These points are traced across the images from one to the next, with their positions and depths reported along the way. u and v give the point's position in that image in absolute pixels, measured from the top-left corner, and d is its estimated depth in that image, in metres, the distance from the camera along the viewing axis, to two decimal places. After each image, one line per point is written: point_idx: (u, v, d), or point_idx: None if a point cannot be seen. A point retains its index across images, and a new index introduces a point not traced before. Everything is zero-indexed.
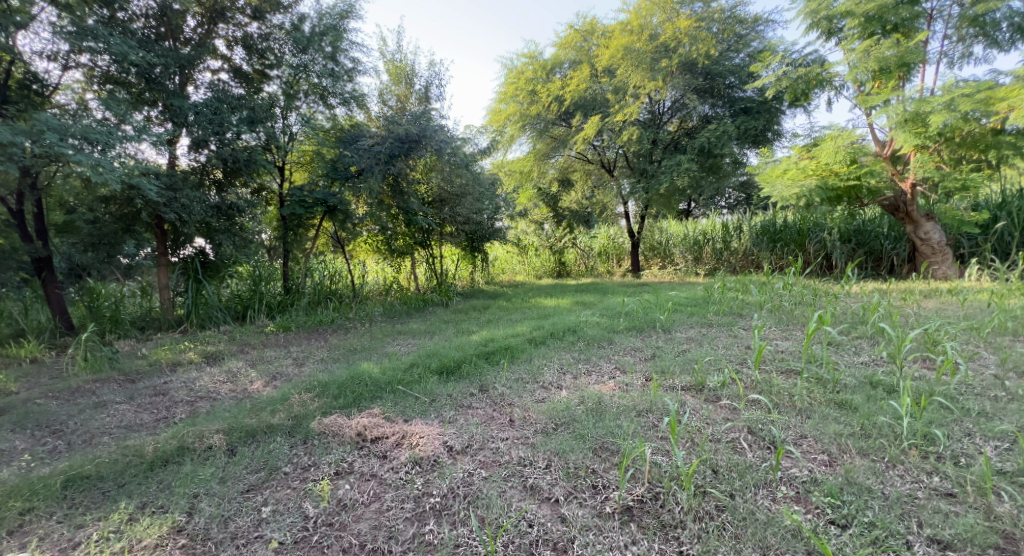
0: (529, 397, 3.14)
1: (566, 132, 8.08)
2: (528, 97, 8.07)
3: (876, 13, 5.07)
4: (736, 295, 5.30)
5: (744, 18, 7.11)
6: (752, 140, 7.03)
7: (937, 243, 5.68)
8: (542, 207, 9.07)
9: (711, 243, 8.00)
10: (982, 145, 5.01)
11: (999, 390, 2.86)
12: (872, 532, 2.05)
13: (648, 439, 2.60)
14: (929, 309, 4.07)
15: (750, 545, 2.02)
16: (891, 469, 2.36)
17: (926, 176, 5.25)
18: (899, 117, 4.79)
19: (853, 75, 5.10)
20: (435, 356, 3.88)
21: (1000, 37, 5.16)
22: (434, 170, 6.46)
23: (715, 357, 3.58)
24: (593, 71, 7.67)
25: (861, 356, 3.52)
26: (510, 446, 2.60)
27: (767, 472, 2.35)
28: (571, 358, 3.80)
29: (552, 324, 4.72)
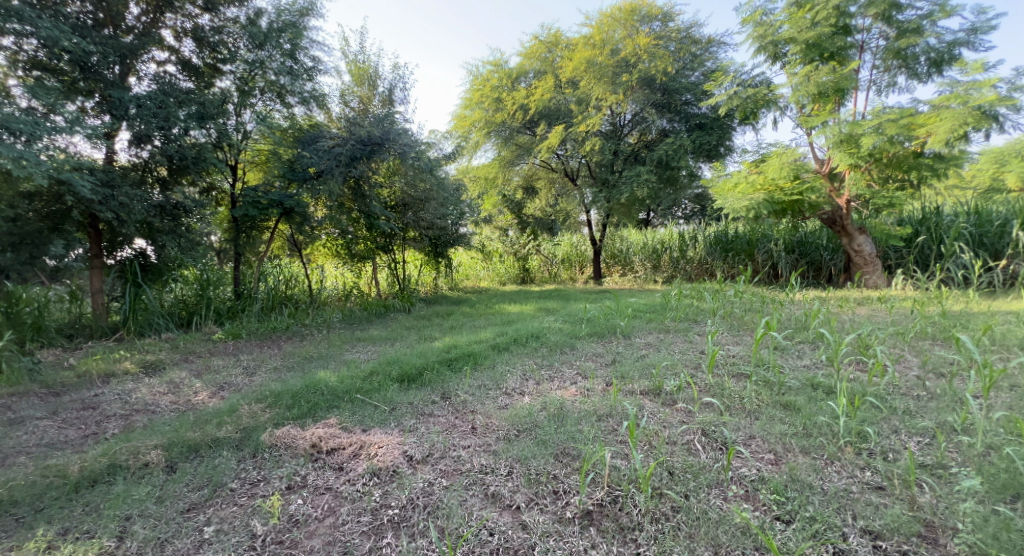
0: (491, 404, 3.22)
1: (531, 140, 8.20)
2: (493, 105, 8.17)
3: (814, 41, 5.41)
4: (692, 302, 5.57)
5: (698, 39, 7.45)
6: (707, 154, 7.36)
7: (868, 255, 6.12)
8: (507, 214, 9.39)
9: (668, 251, 8.29)
10: (906, 166, 5.44)
11: (920, 389, 3.12)
12: (813, 526, 2.21)
13: (609, 443, 2.72)
14: (862, 316, 4.37)
15: (703, 544, 2.15)
16: (829, 466, 2.55)
17: (859, 193, 5.66)
18: (836, 137, 5.15)
19: (796, 97, 5.45)
20: (395, 364, 3.92)
21: (920, 69, 5.61)
22: (398, 174, 6.48)
23: (671, 362, 3.75)
24: (557, 82, 7.87)
25: (803, 359, 3.77)
26: (471, 454, 2.68)
27: (719, 472, 2.51)
28: (534, 364, 3.91)
29: (515, 330, 4.82)
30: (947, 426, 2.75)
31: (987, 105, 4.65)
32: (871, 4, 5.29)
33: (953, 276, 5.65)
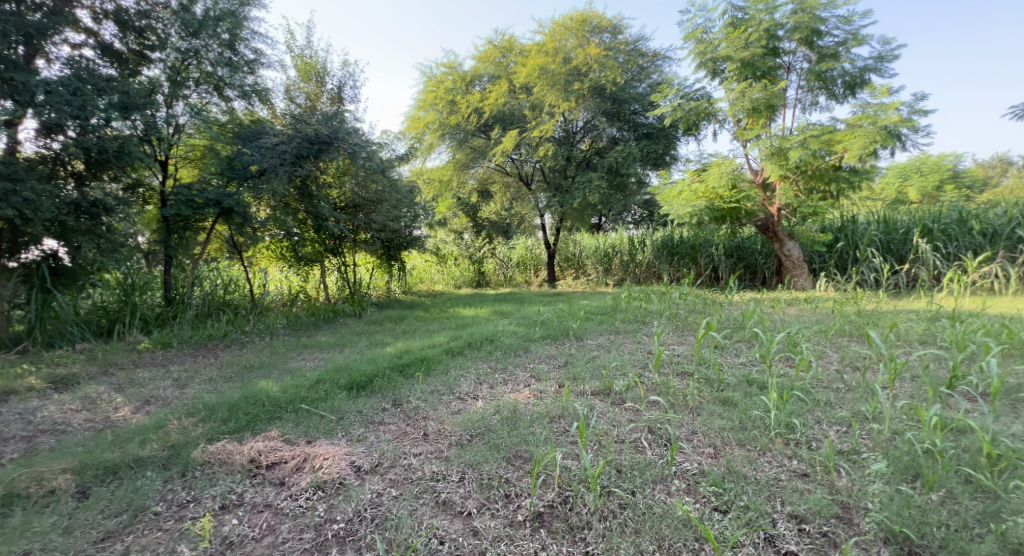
0: (444, 409, 3.28)
1: (485, 144, 8.31)
2: (447, 108, 8.14)
3: (749, 60, 5.79)
4: (640, 304, 5.82)
5: (645, 52, 7.75)
6: (654, 162, 7.66)
7: (796, 259, 6.59)
8: (462, 217, 9.65)
9: (618, 255, 8.60)
10: (827, 178, 5.90)
11: (840, 382, 3.42)
12: (746, 514, 2.32)
13: (559, 444, 2.83)
14: (791, 316, 4.72)
15: (648, 538, 2.24)
16: (762, 456, 2.70)
17: (789, 202, 6.10)
18: (767, 150, 5.55)
19: (732, 112, 5.81)
20: (343, 371, 3.91)
21: (838, 91, 6.10)
22: (348, 175, 6.43)
23: (621, 362, 3.94)
24: (512, 87, 7.98)
25: (740, 357, 4.03)
26: (423, 461, 2.72)
27: (664, 467, 2.65)
28: (488, 367, 3.99)
29: (469, 334, 4.89)
30: (860, 415, 3.00)
31: (894, 126, 5.13)
32: (796, 28, 5.73)
33: (867, 278, 6.20)
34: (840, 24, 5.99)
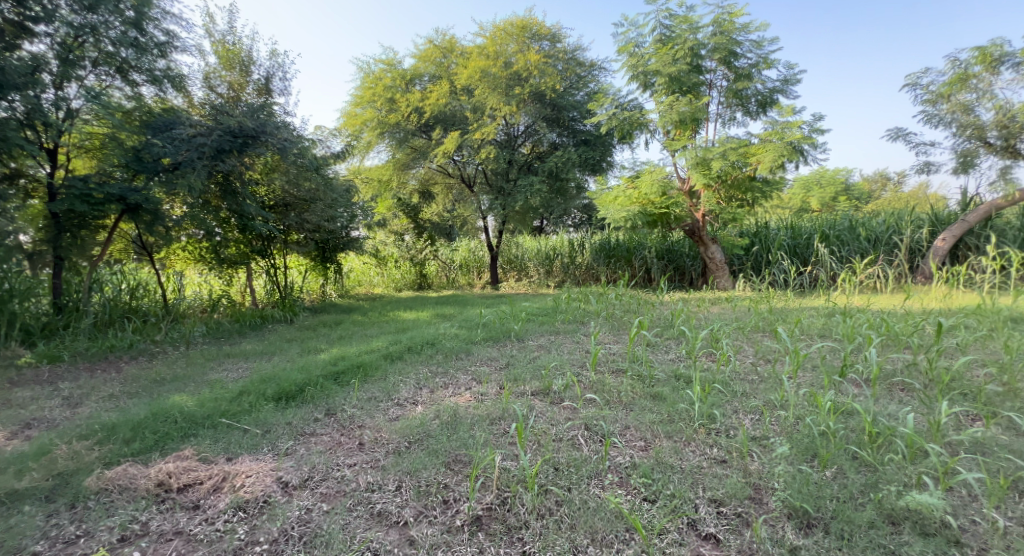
0: (382, 416, 3.29)
1: (426, 144, 8.24)
2: (387, 105, 8.04)
3: (675, 75, 6.19)
4: (579, 305, 6.01)
5: (582, 62, 8.04)
6: (592, 168, 7.99)
7: (718, 261, 7.07)
8: (402, 218, 8.90)
9: (559, 258, 8.83)
10: (744, 188, 6.44)
11: (754, 374, 3.73)
12: (672, 501, 2.47)
13: (499, 446, 2.91)
14: (714, 314, 5.08)
15: (582, 533, 2.34)
16: (687, 446, 2.91)
17: (713, 209, 6.57)
18: (692, 159, 5.96)
19: (661, 123, 6.17)
20: (270, 382, 3.82)
21: (751, 108, 6.65)
22: (277, 172, 6.16)
23: (560, 362, 4.10)
24: (452, 87, 7.94)
25: (670, 354, 4.29)
26: (356, 472, 2.72)
27: (598, 463, 2.76)
28: (429, 372, 4.03)
29: (410, 338, 4.88)
30: (772, 402, 3.31)
31: (798, 142, 5.69)
32: (716, 48, 6.18)
33: (776, 279, 6.84)
34: (753, 47, 6.51)
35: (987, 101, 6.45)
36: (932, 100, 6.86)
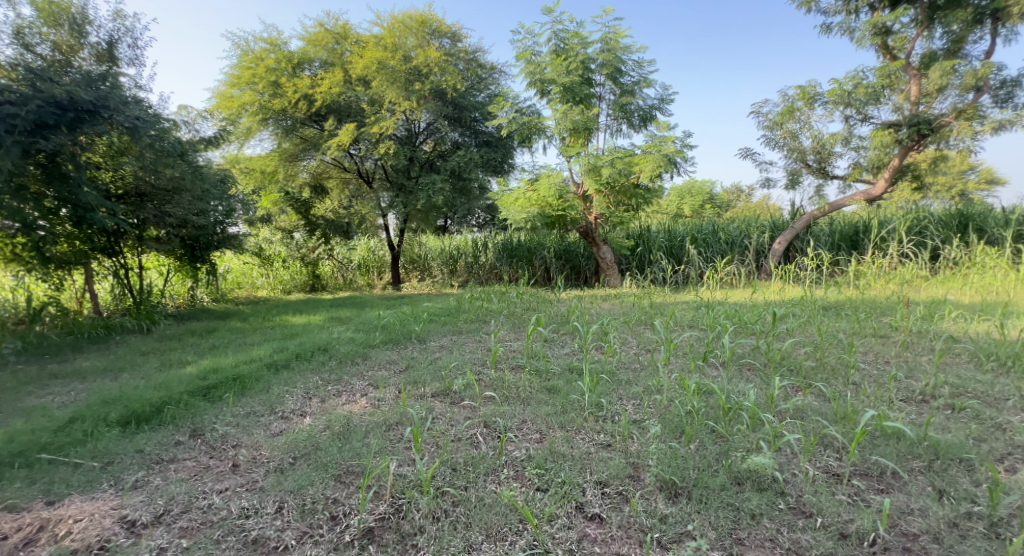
0: (262, 432, 3.12)
1: (318, 134, 7.79)
2: (271, 90, 7.35)
3: (570, 84, 6.53)
4: (481, 304, 6.08)
5: (484, 64, 8.15)
6: (494, 169, 8.17)
7: (608, 261, 7.53)
8: (291, 214, 8.29)
9: (463, 257, 8.89)
10: (630, 195, 6.89)
11: (637, 362, 4.05)
12: (563, 488, 2.60)
13: (394, 453, 2.89)
14: (605, 309, 5.44)
15: (477, 530, 2.40)
16: (578, 434, 3.07)
17: (604, 212, 7.08)
18: (585, 165, 6.44)
19: (557, 130, 6.63)
20: (116, 403, 3.42)
21: (635, 121, 7.13)
22: (127, 156, 5.27)
23: (461, 362, 4.14)
24: (346, 77, 7.53)
25: (565, 348, 4.50)
26: (227, 499, 2.56)
27: (495, 459, 2.83)
28: (320, 381, 3.86)
29: (299, 344, 4.61)
30: (651, 389, 3.60)
31: (672, 155, 6.28)
32: (604, 64, 6.61)
33: (655, 276, 7.57)
34: (635, 68, 7.05)
35: (807, 131, 7.52)
36: (770, 126, 7.80)
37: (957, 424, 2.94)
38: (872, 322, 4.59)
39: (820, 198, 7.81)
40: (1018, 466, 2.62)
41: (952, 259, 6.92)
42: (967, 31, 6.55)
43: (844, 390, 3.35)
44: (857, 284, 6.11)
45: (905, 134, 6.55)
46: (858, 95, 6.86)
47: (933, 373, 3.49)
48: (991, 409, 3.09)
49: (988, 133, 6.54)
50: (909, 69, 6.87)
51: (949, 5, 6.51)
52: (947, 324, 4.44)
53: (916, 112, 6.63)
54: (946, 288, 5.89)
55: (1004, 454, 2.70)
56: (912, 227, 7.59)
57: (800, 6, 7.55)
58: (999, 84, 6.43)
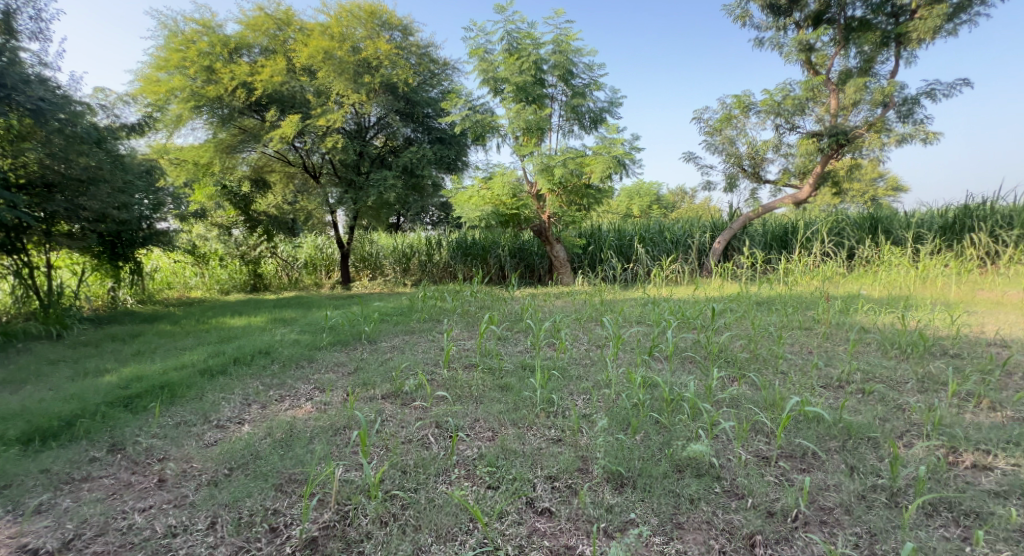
0: (195, 443, 2.91)
1: (259, 125, 7.28)
2: (205, 76, 6.81)
3: (523, 85, 6.54)
4: (435, 303, 5.93)
5: (436, 59, 7.97)
6: (447, 167, 8.03)
7: (561, 259, 7.56)
8: (229, 209, 7.79)
9: (416, 256, 8.71)
10: (582, 194, 6.94)
11: (588, 357, 4.05)
12: (514, 485, 2.53)
13: (340, 458, 2.75)
14: (558, 307, 5.44)
15: (427, 532, 2.31)
16: (530, 431, 3.01)
17: (556, 211, 7.09)
18: (537, 166, 6.45)
19: (511, 129, 6.58)
20: (21, 417, 3.11)
21: (586, 123, 7.20)
22: (29, 140, 4.59)
23: (412, 362, 4.01)
24: (290, 65, 7.21)
25: (519, 345, 4.45)
26: (151, 517, 2.36)
27: (446, 459, 2.74)
28: (261, 386, 3.65)
29: (236, 347, 4.35)
30: (602, 382, 3.59)
31: (621, 157, 6.42)
32: (556, 66, 6.62)
33: (605, 274, 7.70)
34: (586, 70, 7.10)
35: (743, 137, 7.81)
36: (710, 132, 8.06)
37: (865, 406, 3.08)
38: (798, 315, 4.80)
39: (755, 201, 8.11)
40: (915, 441, 2.76)
41: (865, 258, 7.31)
42: (877, 52, 6.97)
43: (773, 378, 3.47)
44: (785, 280, 6.37)
45: (825, 143, 6.92)
46: (787, 106, 7.16)
47: (847, 360, 3.66)
48: (895, 392, 3.25)
49: (893, 145, 7.02)
50: (828, 84, 7.27)
51: (863, 27, 6.92)
52: (860, 315, 4.69)
53: (835, 123, 7.00)
54: (860, 284, 6.20)
55: (904, 431, 2.84)
56: (831, 230, 7.97)
57: (734, 20, 7.80)
58: (902, 101, 6.83)
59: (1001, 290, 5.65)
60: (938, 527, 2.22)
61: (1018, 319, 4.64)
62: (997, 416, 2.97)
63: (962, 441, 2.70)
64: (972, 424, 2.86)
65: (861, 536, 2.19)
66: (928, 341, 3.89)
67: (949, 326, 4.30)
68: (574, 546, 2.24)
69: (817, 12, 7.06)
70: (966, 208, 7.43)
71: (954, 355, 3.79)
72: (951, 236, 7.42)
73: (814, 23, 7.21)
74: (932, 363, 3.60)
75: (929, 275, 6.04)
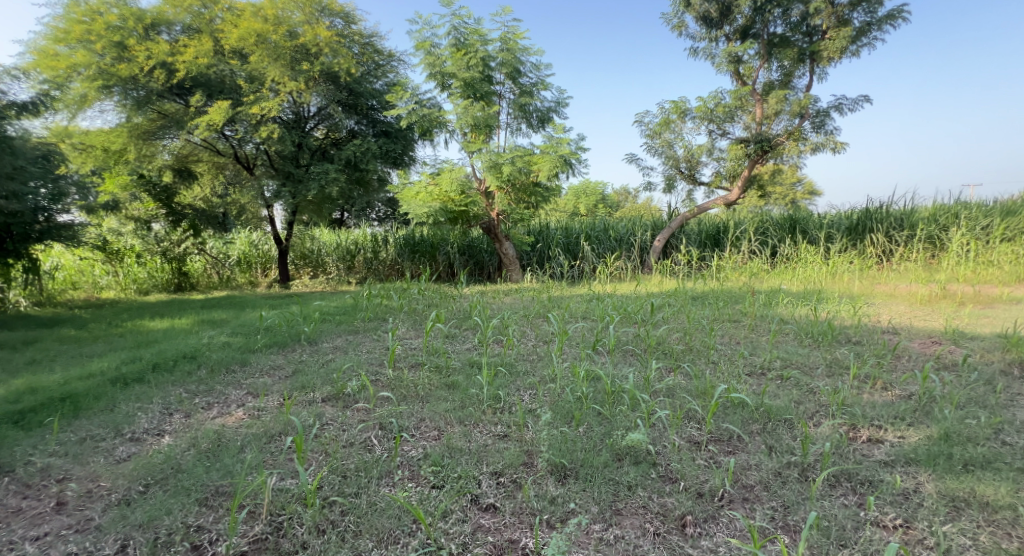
0: (103, 460, 2.62)
1: (181, 111, 6.65)
2: (116, 53, 6.20)
3: (470, 81, 6.44)
4: (381, 302, 5.69)
5: (381, 49, 7.70)
6: (394, 161, 7.77)
7: (510, 256, 7.50)
8: (148, 201, 7.13)
9: (361, 253, 8.40)
10: (530, 192, 6.91)
11: (535, 353, 3.97)
12: (458, 483, 2.42)
13: (273, 467, 2.54)
14: (506, 304, 5.36)
15: (367, 537, 2.16)
16: (476, 428, 2.89)
17: (505, 209, 7.02)
18: (486, 163, 6.34)
19: (459, 125, 6.44)
20: None
21: (534, 122, 7.17)
22: None
23: (355, 363, 3.79)
24: (216, 47, 6.68)
25: (467, 343, 4.32)
26: (47, 547, 2.10)
27: (389, 461, 2.58)
28: (185, 393, 3.36)
29: (156, 352, 3.99)
30: (549, 376, 3.52)
31: (567, 157, 6.46)
32: (504, 63, 6.53)
33: (553, 271, 7.75)
34: (533, 69, 7.05)
35: (680, 141, 8.01)
36: (650, 135, 8.21)
37: (783, 390, 3.15)
38: (728, 308, 4.94)
39: (691, 202, 8.35)
40: (822, 421, 2.85)
41: (784, 256, 7.57)
42: (794, 67, 7.32)
43: (704, 367, 3.54)
44: (717, 277, 6.60)
45: (751, 150, 7.28)
46: (718, 113, 7.43)
47: (768, 349, 3.79)
48: (809, 377, 3.37)
49: (808, 154, 7.43)
50: (754, 95, 7.49)
51: (784, 43, 7.21)
52: (780, 308, 4.89)
53: (761, 131, 7.30)
54: (780, 279, 6.47)
55: (815, 412, 2.93)
56: (756, 231, 8.22)
57: (671, 29, 7.97)
58: (816, 113, 7.25)
59: (896, 283, 6.03)
60: (838, 496, 2.30)
61: (908, 310, 4.93)
62: (888, 394, 3.11)
63: (860, 419, 2.80)
64: (870, 403, 2.98)
65: (777, 509, 2.23)
66: (835, 330, 4.09)
67: (852, 317, 4.53)
68: (517, 540, 2.15)
69: (744, 27, 7.26)
70: (867, 211, 7.93)
71: (856, 342, 4.00)
72: (855, 236, 7.82)
73: (741, 36, 7.42)
74: (839, 350, 3.78)
75: (837, 270, 6.52)
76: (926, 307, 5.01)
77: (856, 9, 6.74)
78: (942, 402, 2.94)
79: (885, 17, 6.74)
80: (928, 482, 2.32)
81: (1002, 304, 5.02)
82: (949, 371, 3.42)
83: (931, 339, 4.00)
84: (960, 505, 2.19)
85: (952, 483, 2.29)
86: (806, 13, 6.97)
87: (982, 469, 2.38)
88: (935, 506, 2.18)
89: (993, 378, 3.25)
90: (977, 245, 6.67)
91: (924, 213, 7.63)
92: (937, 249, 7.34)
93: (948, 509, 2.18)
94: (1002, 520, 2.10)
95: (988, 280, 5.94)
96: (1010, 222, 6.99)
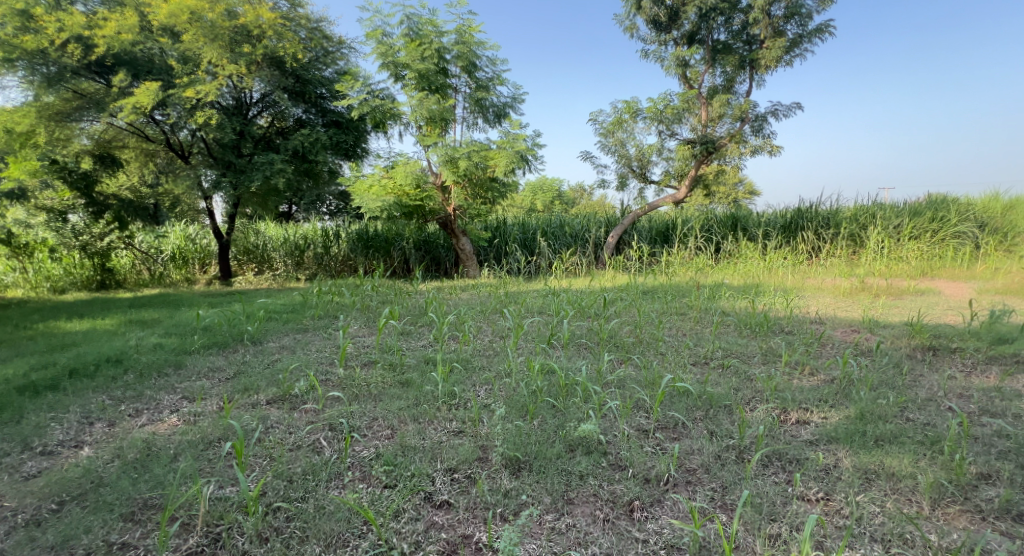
0: (6, 478, 2.34)
1: (102, 91, 6.13)
2: (19, 22, 5.62)
3: (424, 72, 6.24)
4: (331, 298, 5.45)
5: (330, 36, 7.35)
6: (344, 153, 7.47)
7: (467, 252, 7.38)
8: (63, 191, 6.25)
9: (311, 248, 8.07)
10: (486, 187, 6.83)
11: (490, 349, 3.86)
12: (411, 481, 2.28)
13: (208, 475, 2.33)
14: (462, 299, 5.24)
15: (314, 542, 1.99)
16: (431, 425, 2.75)
17: (461, 205, 6.86)
18: (441, 157, 6.20)
19: (413, 118, 6.24)
20: None
21: (490, 117, 7.05)
22: None
23: (304, 362, 3.58)
24: (144, 23, 6.20)
25: (422, 340, 4.16)
26: None
27: (338, 462, 2.41)
28: (109, 400, 3.07)
29: (74, 357, 3.64)
30: (505, 370, 3.42)
31: (524, 152, 6.40)
32: (459, 56, 6.38)
33: (509, 267, 7.69)
34: (489, 64, 6.92)
35: (633, 140, 8.08)
36: (604, 133, 8.24)
37: (724, 378, 3.18)
38: (675, 301, 4.99)
39: (642, 199, 8.46)
40: (758, 405, 2.87)
41: (727, 251, 7.83)
42: (737, 73, 7.46)
43: (654, 358, 3.54)
44: (666, 272, 6.70)
45: (697, 150, 7.35)
46: (668, 114, 7.47)
47: (712, 340, 3.84)
48: (747, 365, 3.41)
49: (748, 155, 7.64)
50: (700, 97, 7.66)
51: (726, 50, 7.37)
52: (722, 301, 4.97)
53: (707, 132, 7.46)
54: (722, 274, 6.62)
55: (751, 397, 2.95)
56: (701, 228, 8.42)
57: (624, 30, 8.01)
58: (755, 117, 7.44)
59: (823, 277, 6.29)
60: (771, 474, 2.29)
61: (832, 301, 5.13)
62: (814, 379, 3.17)
63: (790, 402, 2.84)
64: (799, 388, 3.03)
65: (716, 490, 2.21)
66: (772, 321, 4.22)
67: (786, 308, 4.65)
68: (471, 535, 2.05)
69: (692, 31, 7.33)
70: (799, 210, 8.27)
71: (789, 331, 4.11)
72: (788, 234, 8.15)
73: (688, 41, 7.52)
74: (774, 339, 3.87)
75: (773, 265, 6.75)
76: (847, 298, 5.23)
77: (790, 20, 6.92)
78: (859, 384, 3.02)
79: (814, 30, 7.00)
80: (846, 457, 2.36)
81: (910, 295, 5.30)
82: (864, 356, 3.53)
83: (851, 328, 4.14)
84: (872, 477, 2.23)
85: (865, 457, 2.33)
86: (746, 21, 7.11)
87: (890, 444, 2.44)
88: (852, 478, 2.21)
89: (901, 361, 3.39)
90: (890, 241, 7.03)
91: (846, 213, 7.99)
92: (858, 246, 7.68)
93: (861, 481, 2.21)
94: (905, 488, 2.16)
95: (898, 274, 6.28)
96: (917, 222, 7.43)
